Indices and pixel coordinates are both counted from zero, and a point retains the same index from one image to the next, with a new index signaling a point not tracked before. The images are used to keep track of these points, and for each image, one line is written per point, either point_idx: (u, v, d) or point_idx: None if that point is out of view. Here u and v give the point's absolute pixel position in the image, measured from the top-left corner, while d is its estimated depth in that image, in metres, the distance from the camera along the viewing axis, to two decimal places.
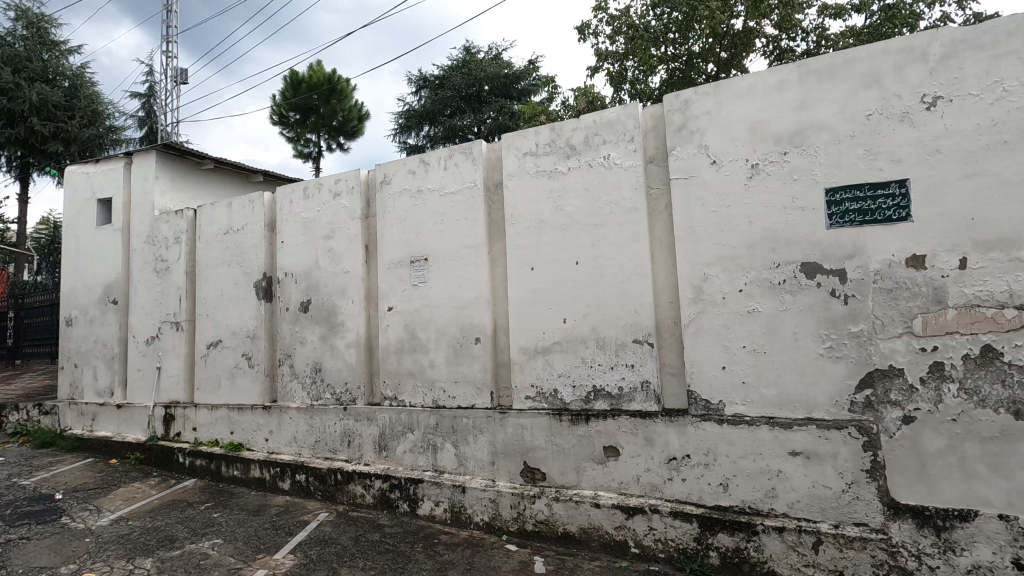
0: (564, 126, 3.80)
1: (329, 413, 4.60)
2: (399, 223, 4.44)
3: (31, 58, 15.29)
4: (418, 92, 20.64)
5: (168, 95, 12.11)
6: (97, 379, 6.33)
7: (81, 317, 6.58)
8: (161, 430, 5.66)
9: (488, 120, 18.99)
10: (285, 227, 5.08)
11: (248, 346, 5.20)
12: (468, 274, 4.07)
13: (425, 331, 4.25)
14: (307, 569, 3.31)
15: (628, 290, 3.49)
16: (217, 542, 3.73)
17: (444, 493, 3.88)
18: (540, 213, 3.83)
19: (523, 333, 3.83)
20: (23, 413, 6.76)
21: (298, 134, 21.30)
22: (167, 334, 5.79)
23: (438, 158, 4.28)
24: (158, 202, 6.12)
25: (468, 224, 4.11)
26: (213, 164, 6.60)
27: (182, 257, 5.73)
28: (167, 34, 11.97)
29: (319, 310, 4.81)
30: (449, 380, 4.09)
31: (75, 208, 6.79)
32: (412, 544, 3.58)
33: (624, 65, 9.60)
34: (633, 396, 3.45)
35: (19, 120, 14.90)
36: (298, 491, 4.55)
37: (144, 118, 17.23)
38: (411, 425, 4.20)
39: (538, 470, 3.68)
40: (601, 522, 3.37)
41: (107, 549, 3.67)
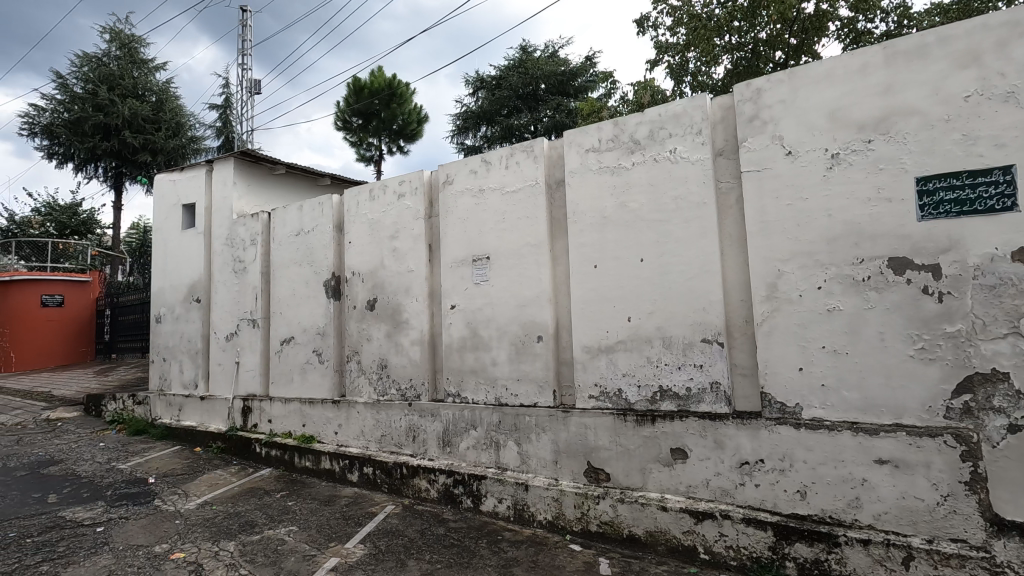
0: (628, 120, 3.73)
1: (394, 408, 4.72)
2: (461, 223, 4.50)
3: (123, 75, 16.58)
4: (475, 93, 20.89)
5: (243, 104, 12.82)
6: (183, 372, 6.79)
7: (168, 314, 7.07)
8: (239, 421, 6.01)
9: (545, 119, 19.01)
10: (353, 227, 5.26)
11: (318, 343, 5.42)
12: (529, 272, 4.08)
13: (487, 329, 4.28)
14: (376, 559, 3.41)
15: (695, 288, 3.38)
16: (293, 529, 3.91)
17: (507, 490, 3.89)
18: (603, 210, 3.77)
19: (586, 332, 3.79)
20: (120, 403, 7.37)
21: (360, 139, 22.09)
22: (245, 330, 6.13)
23: (499, 156, 4.30)
24: (236, 206, 6.48)
25: (530, 222, 4.11)
26: (285, 168, 6.93)
27: (258, 257, 6.05)
28: (242, 47, 12.66)
29: (384, 308, 4.95)
30: (512, 378, 4.11)
31: (163, 213, 7.31)
32: (476, 539, 3.62)
33: (685, 56, 9.32)
34: (702, 397, 3.34)
35: (114, 133, 16.29)
36: (366, 483, 4.70)
37: (221, 128, 18.34)
38: (474, 421, 4.24)
39: (602, 470, 3.63)
40: (668, 526, 3.27)
41: (194, 531, 3.92)
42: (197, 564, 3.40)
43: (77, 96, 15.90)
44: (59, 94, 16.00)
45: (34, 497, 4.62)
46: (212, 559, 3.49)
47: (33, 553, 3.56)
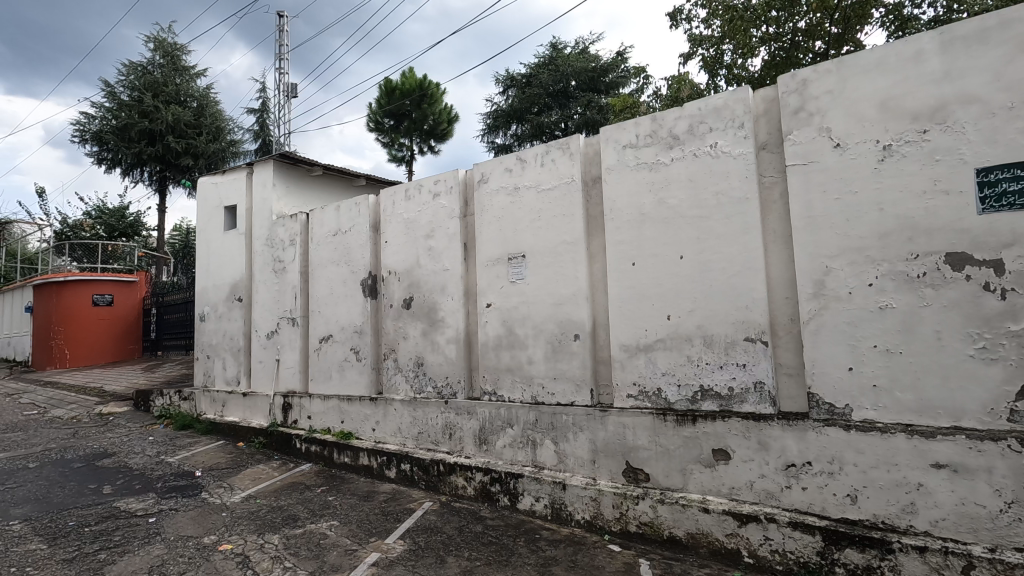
0: (666, 115, 3.67)
1: (431, 406, 4.77)
2: (496, 222, 4.50)
3: (167, 83, 17.16)
4: (505, 92, 20.91)
5: (280, 107, 13.13)
6: (226, 369, 7.00)
7: (212, 313, 7.30)
8: (280, 417, 6.15)
9: (575, 116, 18.91)
10: (389, 227, 5.33)
11: (356, 341, 5.51)
12: (566, 270, 4.05)
13: (523, 328, 4.28)
14: (416, 555, 3.45)
15: (738, 286, 3.30)
16: (334, 524, 3.99)
17: (544, 489, 3.88)
18: (641, 206, 3.72)
19: (623, 330, 3.75)
20: (167, 398, 7.64)
21: (392, 139, 22.43)
22: (285, 329, 6.27)
23: (534, 154, 4.29)
24: (276, 208, 6.65)
25: (566, 219, 4.09)
26: (322, 169, 7.06)
27: (297, 257, 6.18)
28: (279, 52, 12.97)
29: (420, 306, 5.00)
30: (548, 376, 4.10)
31: (206, 215, 7.54)
32: (514, 537, 3.62)
33: (720, 49, 9.11)
34: (745, 397, 3.26)
35: (158, 139, 16.92)
36: (403, 480, 4.75)
37: (258, 131, 18.83)
38: (510, 420, 4.24)
39: (641, 470, 3.58)
40: (710, 529, 3.20)
41: (240, 524, 4.03)
42: (244, 556, 3.49)
43: (124, 104, 16.58)
44: (107, 102, 16.70)
45: (90, 488, 4.84)
46: (258, 551, 3.58)
47: (92, 542, 3.72)
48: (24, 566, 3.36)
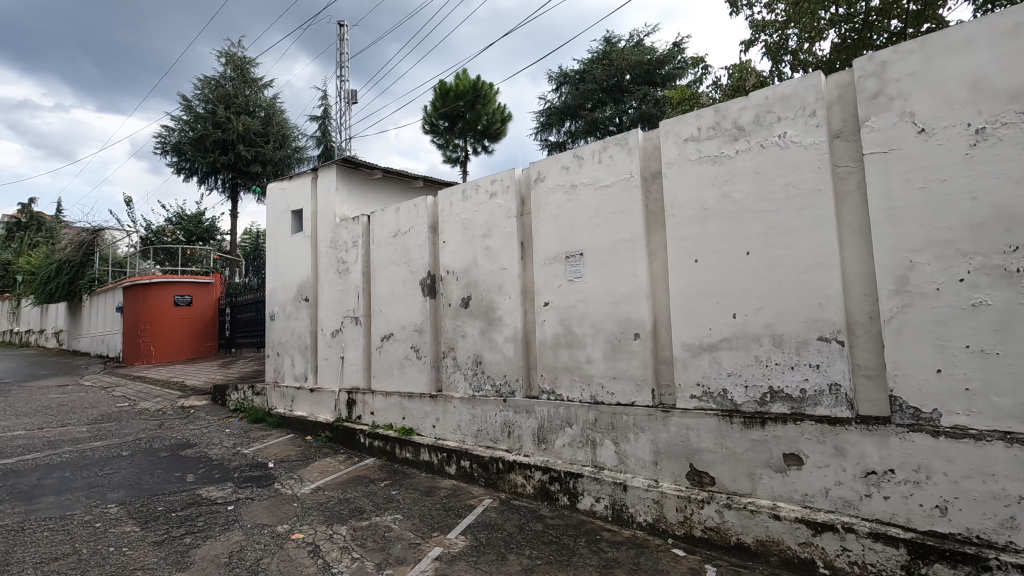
0: (730, 106, 3.54)
1: (490, 404, 4.81)
2: (553, 220, 4.48)
3: (237, 95, 18.15)
4: (558, 89, 20.82)
5: (341, 113, 13.60)
6: (294, 366, 7.34)
7: (281, 312, 7.66)
8: (345, 413, 6.38)
9: (630, 110, 18.60)
10: (447, 227, 5.41)
11: (416, 339, 5.64)
12: (625, 268, 3.99)
13: (581, 327, 4.24)
14: (478, 551, 3.49)
15: (810, 282, 3.13)
16: (398, 517, 4.10)
17: (605, 489, 3.83)
18: (703, 201, 3.60)
19: (685, 329, 3.65)
20: (242, 393, 8.09)
21: (446, 141, 22.85)
22: (348, 327, 6.50)
23: (591, 151, 4.25)
24: (339, 211, 6.90)
25: (624, 216, 4.02)
26: (382, 173, 7.27)
27: (359, 258, 6.39)
28: (340, 60, 13.44)
29: (478, 306, 5.05)
30: (607, 376, 4.05)
31: (274, 218, 7.91)
32: (575, 537, 3.60)
33: (785, 33, 8.70)
34: (819, 400, 3.10)
35: (230, 148, 17.94)
36: (463, 476, 4.82)
37: (321, 137, 19.62)
38: (569, 419, 4.22)
39: (706, 474, 3.47)
40: (782, 536, 3.06)
41: (311, 514, 4.22)
42: (315, 545, 3.65)
43: (200, 116, 17.66)
44: (185, 115, 17.84)
45: (176, 476, 5.19)
46: (327, 541, 3.73)
47: (178, 526, 3.99)
48: (121, 546, 3.64)
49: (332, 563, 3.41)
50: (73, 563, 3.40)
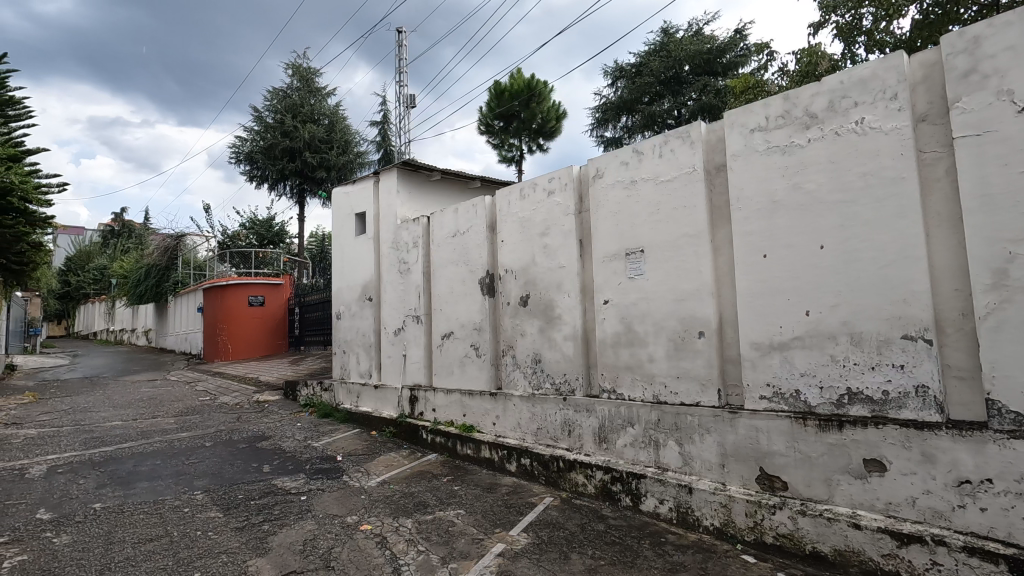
0: (801, 93, 3.37)
1: (550, 402, 4.81)
2: (613, 216, 4.42)
3: (303, 104, 19.00)
4: (614, 84, 20.51)
5: (400, 117, 13.97)
6: (359, 363, 7.61)
7: (346, 311, 7.96)
8: (408, 409, 6.56)
9: (690, 102, 18.09)
10: (505, 226, 5.45)
11: (476, 337, 5.72)
12: (687, 264, 3.88)
13: (642, 325, 4.16)
14: (540, 549, 3.50)
15: (892, 277, 2.94)
16: (460, 512, 4.17)
17: (669, 491, 3.74)
18: (772, 193, 3.45)
19: (753, 327, 3.51)
20: (311, 389, 8.47)
21: (501, 141, 23.03)
22: (410, 326, 6.68)
23: (652, 146, 4.16)
24: (400, 213, 7.09)
25: (687, 211, 3.91)
26: (440, 174, 7.41)
27: (420, 258, 6.54)
28: (399, 66, 13.80)
29: (537, 304, 5.06)
30: (670, 375, 3.96)
31: (339, 221, 8.22)
32: (638, 539, 3.53)
33: (858, 13, 8.18)
34: (903, 403, 2.90)
35: (297, 155, 18.81)
36: (524, 474, 4.84)
37: (381, 142, 20.23)
38: (631, 419, 4.15)
39: (777, 478, 3.32)
40: (863, 547, 2.89)
41: (377, 507, 4.37)
42: (382, 537, 3.78)
43: (270, 126, 18.63)
44: (256, 126, 18.86)
45: (254, 466, 5.51)
46: (394, 533, 3.85)
47: (257, 513, 4.23)
48: (207, 530, 3.90)
49: (399, 554, 3.51)
50: (166, 544, 3.67)
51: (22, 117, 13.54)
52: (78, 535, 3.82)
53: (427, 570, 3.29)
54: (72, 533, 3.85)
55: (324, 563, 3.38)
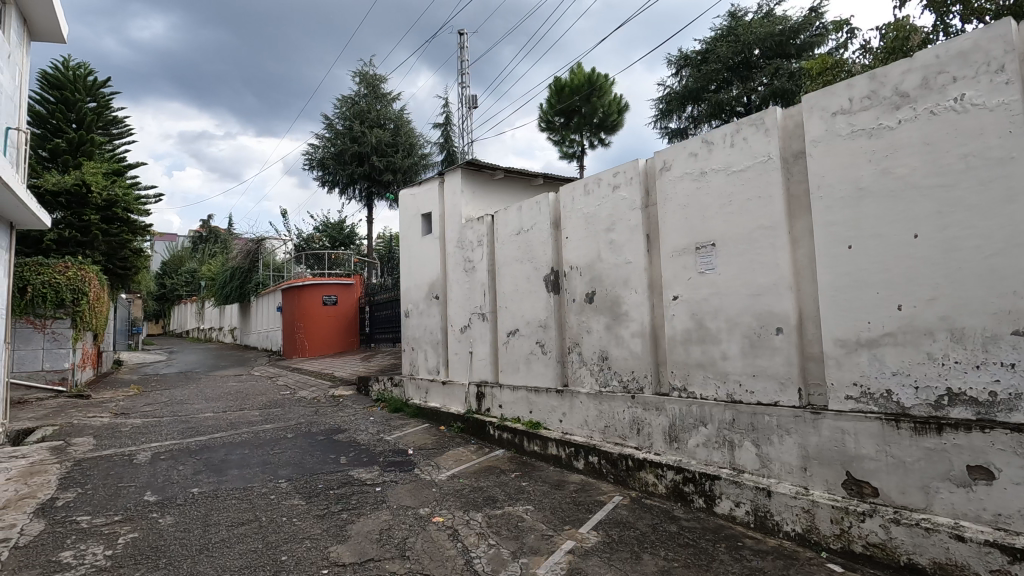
0: (890, 71, 3.14)
1: (617, 400, 4.75)
2: (681, 210, 4.29)
3: (370, 110, 19.68)
4: (678, 73, 19.91)
5: (462, 118, 14.20)
6: (427, 360, 7.81)
7: (414, 309, 8.19)
8: (475, 405, 6.66)
9: (760, 88, 17.28)
10: (569, 223, 5.42)
11: (541, 334, 5.73)
12: (764, 257, 3.71)
13: (715, 321, 4.02)
14: (611, 548, 3.46)
15: (1000, 267, 2.68)
16: (529, 508, 4.20)
17: (746, 494, 3.59)
18: (858, 179, 3.23)
19: (837, 323, 3.31)
20: (383, 384, 8.79)
21: (563, 137, 22.95)
22: (476, 323, 6.79)
23: (723, 135, 4.01)
24: (464, 212, 7.22)
25: (762, 201, 3.73)
26: (503, 172, 7.48)
27: (485, 257, 6.62)
28: (461, 67, 14.04)
29: (603, 300, 5.00)
30: (746, 373, 3.80)
31: (406, 222, 8.46)
32: (713, 542, 3.41)
33: None
34: (1014, 405, 2.65)
35: (366, 159, 19.55)
36: (591, 472, 4.79)
37: (444, 143, 20.68)
38: (703, 418, 4.02)
39: (866, 483, 3.12)
40: (967, 561, 2.65)
41: (448, 500, 4.48)
42: (454, 529, 3.87)
43: (340, 132, 19.45)
44: (327, 133, 19.75)
45: (332, 458, 5.79)
46: (465, 526, 3.93)
47: (337, 503, 4.44)
48: (292, 517, 4.14)
49: (470, 547, 3.58)
50: (256, 528, 3.93)
51: (124, 135, 14.84)
52: (180, 516, 4.16)
53: (499, 564, 3.33)
54: (175, 515, 4.20)
55: (399, 553, 3.50)
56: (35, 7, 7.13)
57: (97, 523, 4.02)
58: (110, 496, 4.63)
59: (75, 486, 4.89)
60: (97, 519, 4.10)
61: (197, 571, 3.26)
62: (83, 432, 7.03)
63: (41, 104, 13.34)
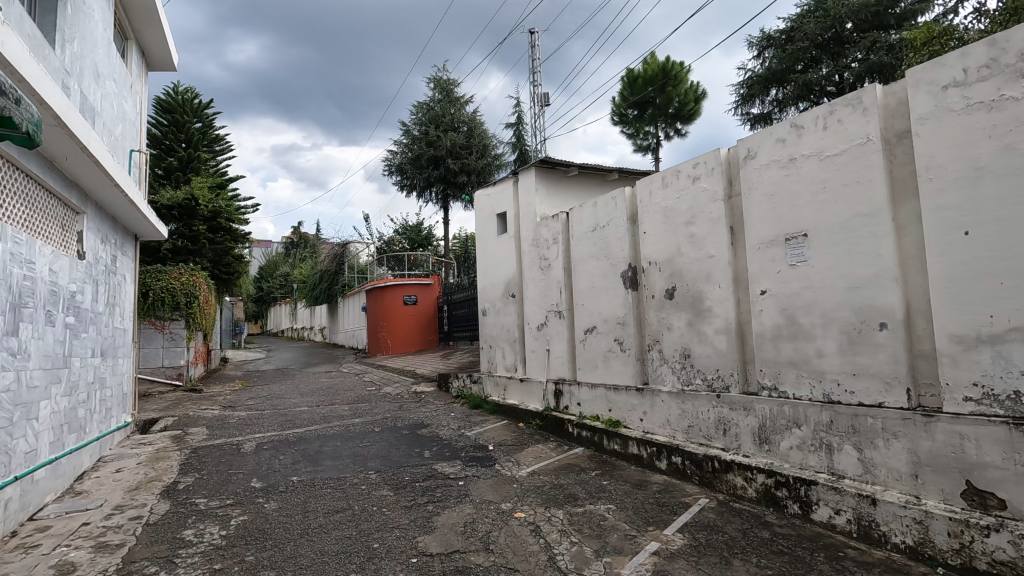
0: (1012, 36, 2.82)
1: (701, 399, 4.59)
2: (768, 199, 4.07)
3: (444, 114, 20.19)
4: (761, 55, 18.88)
5: (535, 117, 14.25)
6: (505, 357, 7.93)
7: (491, 308, 8.33)
8: (553, 402, 6.67)
9: (854, 64, 16.01)
10: (647, 217, 5.30)
11: (620, 332, 5.65)
12: (863, 246, 3.45)
13: (808, 316, 3.79)
14: (698, 551, 3.35)
15: None
16: (611, 507, 4.15)
17: (847, 501, 3.34)
18: (975, 158, 2.92)
19: (952, 317, 3.01)
20: (462, 381, 9.01)
21: (637, 130, 22.51)
22: (553, 321, 6.80)
23: (814, 118, 3.76)
24: (539, 211, 7.24)
25: (861, 187, 3.47)
26: (577, 169, 7.43)
27: (561, 254, 6.62)
28: (533, 66, 14.07)
29: (684, 296, 4.85)
30: (845, 372, 3.55)
31: (481, 222, 8.60)
32: (810, 551, 3.21)
33: None
34: None
35: (441, 162, 20.11)
36: (675, 473, 4.65)
37: (516, 143, 20.85)
38: (797, 419, 3.80)
39: (991, 494, 2.81)
40: None
41: (529, 496, 4.52)
42: (536, 525, 3.90)
43: (416, 137, 20.14)
44: (405, 139, 20.51)
45: (417, 452, 6.02)
46: (547, 522, 3.96)
47: (422, 495, 4.62)
48: (382, 507, 4.35)
49: (553, 543, 3.61)
50: (350, 516, 4.17)
51: (226, 151, 16.18)
52: (283, 502, 4.50)
53: (582, 562, 3.33)
54: (278, 501, 4.54)
55: (483, 546, 3.59)
56: (151, 40, 7.92)
57: (212, 505, 4.43)
58: (222, 482, 5.08)
59: (193, 471, 5.41)
60: (212, 502, 4.52)
61: (300, 554, 3.50)
62: (197, 423, 7.76)
63: (156, 127, 14.80)
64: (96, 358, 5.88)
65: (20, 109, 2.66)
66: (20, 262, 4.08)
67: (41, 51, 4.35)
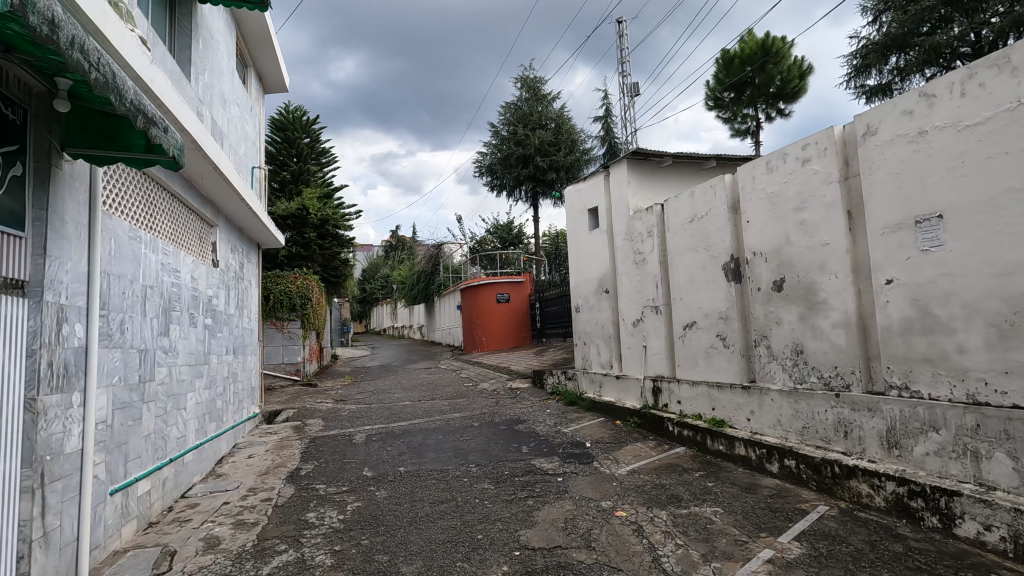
0: None
1: (817, 398, 4.26)
2: (893, 179, 3.69)
3: (532, 112, 20.29)
4: (878, 20, 17.13)
5: (624, 108, 13.92)
6: (600, 354, 7.83)
7: (584, 304, 8.27)
8: (651, 400, 6.49)
9: (995, 19, 14.02)
10: (749, 205, 5.00)
11: (722, 328, 5.38)
12: (1015, 226, 3.02)
13: (945, 307, 3.38)
14: (819, 562, 3.11)
15: None
16: (718, 511, 3.96)
17: (1000, 516, 2.94)
18: None
19: None
20: (557, 378, 9.04)
21: (733, 113, 21.38)
22: (649, 316, 6.62)
23: (949, 84, 3.35)
24: (632, 204, 7.07)
25: (1010, 159, 3.04)
26: (671, 159, 7.16)
27: (656, 248, 6.42)
28: (622, 55, 13.74)
29: (795, 288, 4.52)
30: (993, 370, 3.13)
31: (572, 218, 8.56)
32: (954, 570, 2.87)
33: None
34: None
35: (530, 160, 20.28)
36: (788, 476, 4.34)
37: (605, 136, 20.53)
38: (934, 422, 3.40)
39: None
40: None
41: (630, 495, 4.44)
42: (638, 525, 3.83)
43: (505, 137, 20.46)
44: (494, 139, 20.91)
45: (515, 447, 6.12)
46: (650, 522, 3.87)
47: (522, 489, 4.70)
48: (483, 499, 4.47)
49: (657, 544, 3.52)
50: (454, 506, 4.34)
51: (331, 162, 17.38)
52: (392, 491, 4.77)
53: (689, 565, 3.22)
54: (387, 489, 4.82)
55: (585, 542, 3.57)
56: (266, 66, 8.68)
57: (330, 491, 4.79)
58: (338, 469, 5.48)
59: (313, 459, 5.88)
60: (330, 488, 4.89)
61: (409, 540, 3.70)
62: (314, 415, 8.43)
63: (272, 145, 16.22)
64: (230, 355, 6.57)
65: (167, 136, 2.95)
66: (169, 270, 4.65)
67: (180, 83, 4.93)
